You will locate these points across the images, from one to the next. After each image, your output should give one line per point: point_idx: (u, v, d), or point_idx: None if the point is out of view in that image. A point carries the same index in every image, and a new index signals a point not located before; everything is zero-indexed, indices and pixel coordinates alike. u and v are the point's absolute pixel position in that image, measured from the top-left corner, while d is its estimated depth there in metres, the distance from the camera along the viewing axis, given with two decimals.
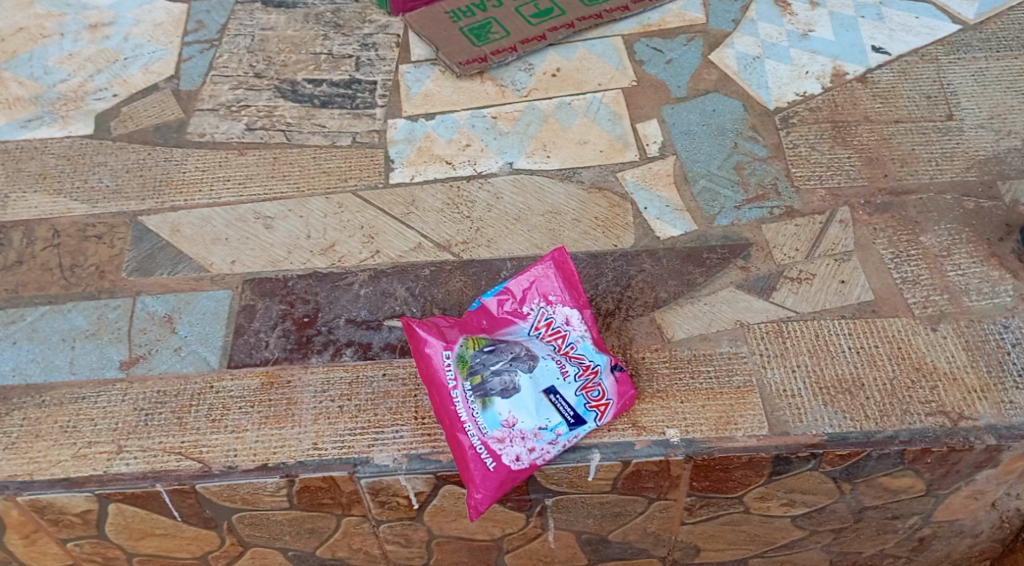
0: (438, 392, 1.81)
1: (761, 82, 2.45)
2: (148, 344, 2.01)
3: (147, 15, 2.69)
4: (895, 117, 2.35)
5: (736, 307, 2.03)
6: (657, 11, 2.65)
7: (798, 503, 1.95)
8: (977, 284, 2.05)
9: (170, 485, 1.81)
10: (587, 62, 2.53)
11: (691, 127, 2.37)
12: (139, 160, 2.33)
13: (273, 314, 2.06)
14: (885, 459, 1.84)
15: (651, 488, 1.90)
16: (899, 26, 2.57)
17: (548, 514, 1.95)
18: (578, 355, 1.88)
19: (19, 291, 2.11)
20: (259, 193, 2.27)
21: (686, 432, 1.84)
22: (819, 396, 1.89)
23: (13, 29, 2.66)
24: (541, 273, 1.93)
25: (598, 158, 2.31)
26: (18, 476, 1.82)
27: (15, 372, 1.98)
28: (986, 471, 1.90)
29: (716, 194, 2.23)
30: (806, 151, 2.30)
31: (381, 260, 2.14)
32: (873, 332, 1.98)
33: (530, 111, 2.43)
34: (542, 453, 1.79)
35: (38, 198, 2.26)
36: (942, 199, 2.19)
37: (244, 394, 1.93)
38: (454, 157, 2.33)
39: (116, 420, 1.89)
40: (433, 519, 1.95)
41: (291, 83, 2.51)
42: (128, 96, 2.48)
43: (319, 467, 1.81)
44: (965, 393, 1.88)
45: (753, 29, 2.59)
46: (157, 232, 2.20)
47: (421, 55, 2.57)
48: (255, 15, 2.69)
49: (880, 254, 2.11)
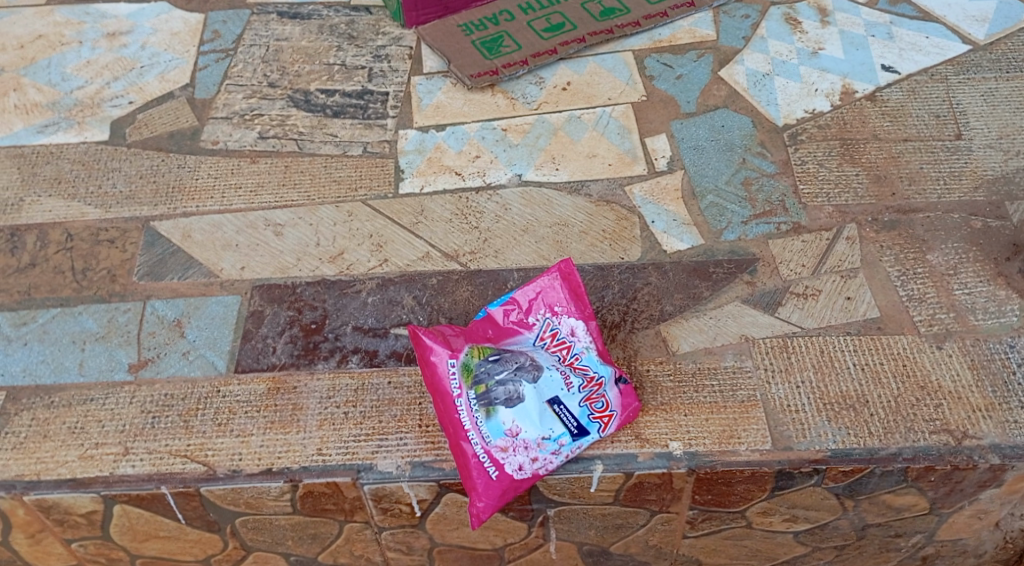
0: (442, 401, 1.83)
1: (770, 99, 2.46)
2: (157, 347, 2.03)
3: (165, 24, 2.73)
4: (904, 135, 2.36)
5: (741, 321, 2.04)
6: (668, 27, 2.67)
7: (801, 519, 1.95)
8: (983, 303, 2.05)
9: (174, 488, 1.82)
10: (597, 76, 2.55)
11: (699, 142, 2.38)
12: (153, 166, 2.36)
13: (280, 320, 2.07)
14: (888, 476, 1.84)
15: (653, 501, 1.90)
16: (909, 45, 2.58)
17: (549, 524, 1.95)
18: (582, 366, 1.88)
19: (31, 294, 2.13)
20: (270, 201, 2.29)
21: (689, 445, 1.85)
22: (823, 412, 1.89)
23: (32, 36, 2.70)
24: (547, 284, 1.94)
25: (606, 172, 2.33)
26: (25, 476, 1.83)
27: (25, 373, 2.00)
28: (990, 491, 1.89)
29: (723, 209, 2.24)
30: (814, 167, 2.31)
31: (389, 268, 2.16)
32: (878, 349, 1.98)
33: (540, 123, 2.44)
34: (545, 463, 1.79)
35: (53, 202, 2.29)
36: (950, 218, 2.19)
37: (251, 399, 1.94)
38: (463, 168, 2.35)
39: (123, 422, 1.91)
40: (435, 527, 1.96)
41: (304, 93, 2.54)
42: (143, 103, 2.51)
43: (322, 472, 1.82)
44: (970, 411, 1.88)
45: (763, 46, 2.60)
46: (168, 237, 2.22)
47: (433, 67, 2.59)
48: (271, 25, 2.72)
49: (887, 271, 2.11)
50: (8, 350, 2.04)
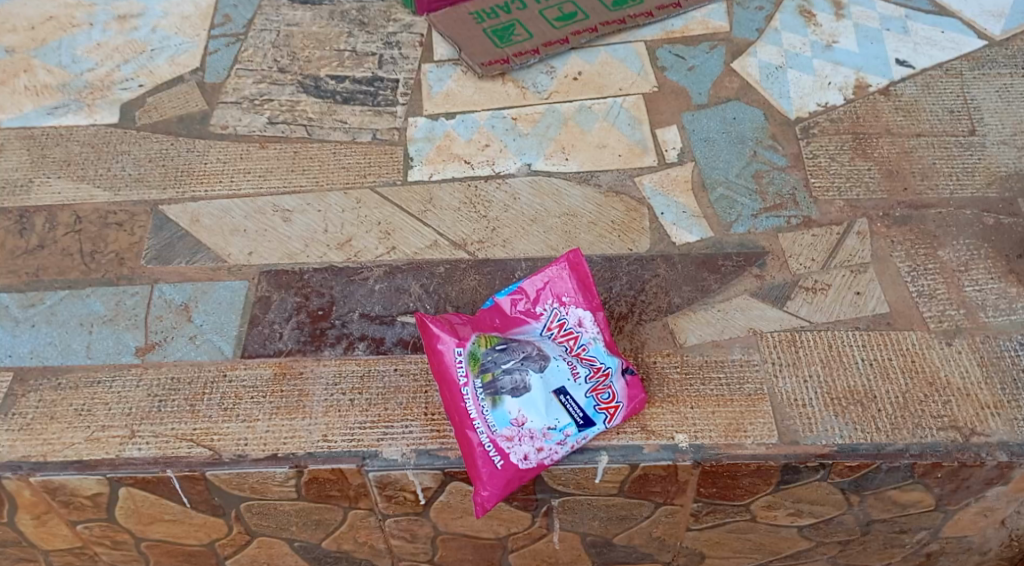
0: (449, 389, 1.83)
1: (783, 91, 2.45)
2: (164, 331, 2.03)
3: (176, 7, 2.72)
4: (917, 130, 2.34)
5: (749, 315, 2.03)
6: (681, 18, 2.65)
7: (806, 514, 1.95)
8: (994, 300, 2.04)
9: (180, 471, 1.82)
10: (608, 66, 2.53)
11: (710, 134, 2.36)
12: (162, 150, 2.36)
13: (288, 306, 2.07)
14: (894, 472, 1.83)
15: (658, 493, 1.90)
16: (924, 39, 2.56)
17: (553, 514, 1.95)
18: (589, 357, 1.88)
19: (40, 275, 2.13)
20: (279, 187, 2.29)
21: (695, 437, 1.84)
22: (831, 407, 1.88)
23: (43, 17, 2.70)
24: (555, 274, 1.93)
25: (616, 162, 2.32)
26: (32, 457, 1.84)
27: (33, 355, 2.00)
28: (997, 489, 1.88)
29: (733, 202, 2.23)
30: (826, 161, 2.29)
31: (397, 256, 2.15)
32: (887, 344, 1.97)
33: (551, 113, 2.43)
34: (550, 453, 1.79)
35: (62, 184, 2.29)
36: (962, 214, 2.18)
37: (257, 384, 1.94)
38: (473, 156, 2.34)
39: (130, 405, 1.91)
40: (439, 515, 1.96)
41: (315, 78, 2.53)
42: (154, 86, 2.51)
43: (327, 458, 1.83)
44: (978, 408, 1.87)
45: (777, 39, 2.58)
46: (176, 221, 2.22)
47: (444, 55, 2.58)
48: (282, 10, 2.71)
49: (897, 266, 2.10)
50: (15, 332, 2.04)
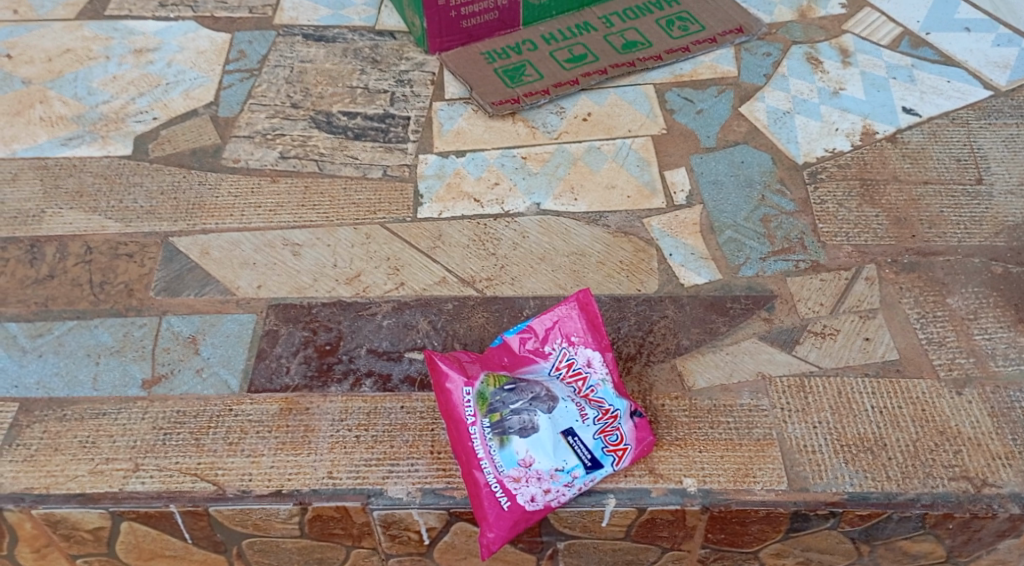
0: (456, 427, 1.82)
1: (791, 136, 2.47)
2: (171, 363, 2.03)
3: (191, 42, 2.75)
4: (925, 178, 2.35)
5: (758, 359, 2.03)
6: (690, 62, 2.67)
7: (814, 562, 1.93)
8: (1003, 349, 2.04)
9: (184, 506, 1.81)
10: (618, 108, 2.55)
11: (719, 177, 2.38)
12: (174, 183, 2.37)
13: (295, 340, 2.07)
14: (905, 521, 1.82)
15: (665, 538, 1.88)
16: (931, 88, 2.58)
17: (558, 557, 1.93)
18: (598, 399, 1.87)
19: (48, 305, 2.13)
20: (289, 221, 2.29)
21: (703, 482, 1.83)
22: (840, 454, 1.87)
23: (60, 50, 2.72)
24: (565, 313, 1.94)
25: (625, 203, 2.33)
26: (35, 489, 1.83)
27: (39, 385, 2.00)
28: (1008, 541, 1.87)
29: (742, 245, 2.23)
30: (834, 207, 2.30)
31: (405, 292, 2.15)
32: (897, 392, 1.97)
33: (561, 153, 2.45)
34: (557, 495, 1.78)
35: (74, 215, 2.30)
36: (969, 262, 2.18)
37: (263, 418, 1.93)
38: (482, 194, 2.35)
39: (135, 438, 1.90)
40: (443, 556, 1.94)
41: (327, 114, 2.55)
42: (168, 119, 2.53)
43: (332, 496, 1.81)
44: (989, 459, 1.86)
45: (785, 84, 2.61)
46: (186, 253, 2.22)
47: (455, 94, 2.60)
48: (296, 47, 2.74)
49: (906, 313, 2.10)
50: (22, 361, 2.04)
